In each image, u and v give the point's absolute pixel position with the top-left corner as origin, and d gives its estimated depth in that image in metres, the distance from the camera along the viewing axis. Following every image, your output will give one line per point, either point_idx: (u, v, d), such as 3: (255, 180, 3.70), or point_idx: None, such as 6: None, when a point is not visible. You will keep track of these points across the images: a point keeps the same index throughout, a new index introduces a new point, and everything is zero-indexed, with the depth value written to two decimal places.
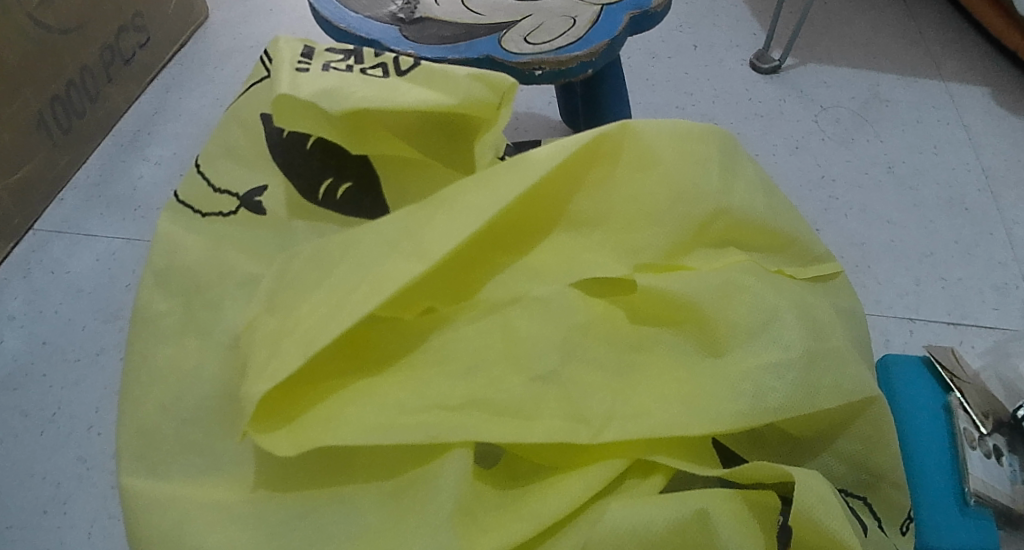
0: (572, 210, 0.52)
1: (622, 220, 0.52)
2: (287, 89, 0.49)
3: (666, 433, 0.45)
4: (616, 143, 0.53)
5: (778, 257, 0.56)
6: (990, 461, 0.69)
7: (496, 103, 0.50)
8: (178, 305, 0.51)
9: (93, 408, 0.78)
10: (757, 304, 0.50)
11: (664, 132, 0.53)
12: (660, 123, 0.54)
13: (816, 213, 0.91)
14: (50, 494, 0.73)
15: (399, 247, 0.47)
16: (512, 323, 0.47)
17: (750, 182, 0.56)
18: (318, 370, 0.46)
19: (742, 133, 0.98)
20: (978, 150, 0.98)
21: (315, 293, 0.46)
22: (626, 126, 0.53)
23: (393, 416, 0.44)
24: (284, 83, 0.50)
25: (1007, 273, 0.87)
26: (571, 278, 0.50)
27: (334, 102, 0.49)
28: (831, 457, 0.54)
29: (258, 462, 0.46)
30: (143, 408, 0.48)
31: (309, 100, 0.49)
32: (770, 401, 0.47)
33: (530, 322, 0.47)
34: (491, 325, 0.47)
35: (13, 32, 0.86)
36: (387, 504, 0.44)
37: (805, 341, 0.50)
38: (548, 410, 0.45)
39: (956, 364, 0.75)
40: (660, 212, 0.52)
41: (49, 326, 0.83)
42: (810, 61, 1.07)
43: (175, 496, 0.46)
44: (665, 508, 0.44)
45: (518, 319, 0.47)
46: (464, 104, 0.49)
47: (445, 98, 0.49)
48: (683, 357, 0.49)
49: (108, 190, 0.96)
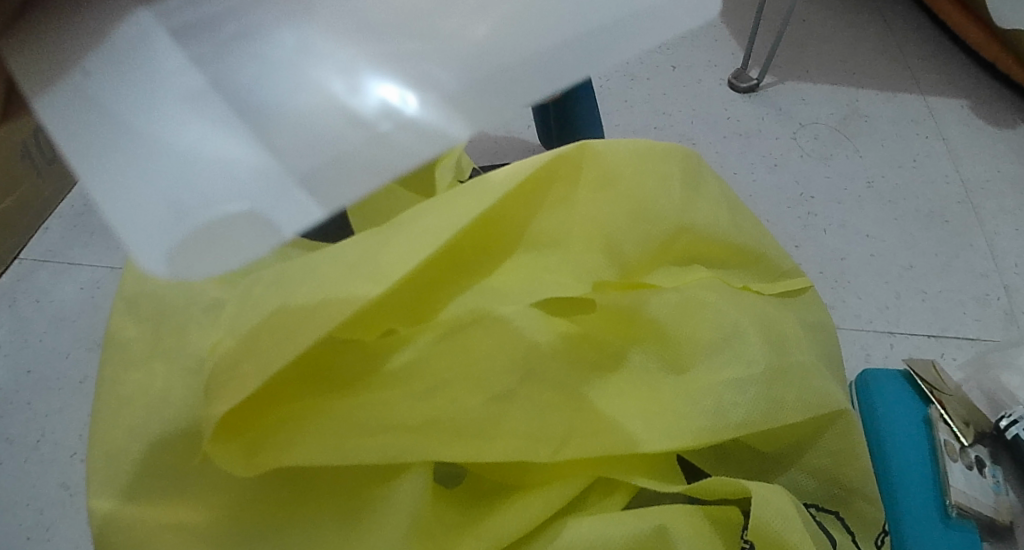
0: (531, 232, 0.53)
1: (581, 240, 0.53)
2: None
3: (625, 450, 0.46)
4: (570, 173, 0.54)
5: (744, 274, 0.58)
6: (972, 473, 0.69)
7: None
8: (146, 330, 0.52)
9: (76, 435, 0.77)
10: (718, 322, 0.51)
11: (622, 151, 0.55)
12: (618, 142, 0.56)
13: (795, 229, 0.92)
14: (33, 520, 0.72)
15: (356, 268, 0.47)
16: (469, 346, 0.47)
17: (710, 202, 0.57)
18: (281, 394, 0.47)
19: (721, 152, 0.99)
20: (957, 163, 0.99)
21: (265, 322, 0.46)
22: (584, 146, 0.54)
23: (351, 436, 0.45)
24: None
25: (988, 284, 0.88)
26: (531, 299, 0.50)
27: None
28: (801, 471, 0.53)
29: (214, 486, 0.47)
30: (108, 432, 0.49)
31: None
32: (733, 416, 0.48)
33: (485, 345, 0.47)
34: (447, 347, 0.48)
35: None
36: (345, 524, 0.45)
37: (767, 357, 0.51)
38: (507, 429, 0.46)
39: (937, 378, 0.75)
40: (622, 229, 0.53)
41: (33, 353, 0.81)
42: (789, 78, 1.08)
43: (140, 519, 0.47)
44: (621, 525, 0.45)
45: (475, 342, 0.47)
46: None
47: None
48: (647, 376, 0.50)
49: (91, 219, 0.91)
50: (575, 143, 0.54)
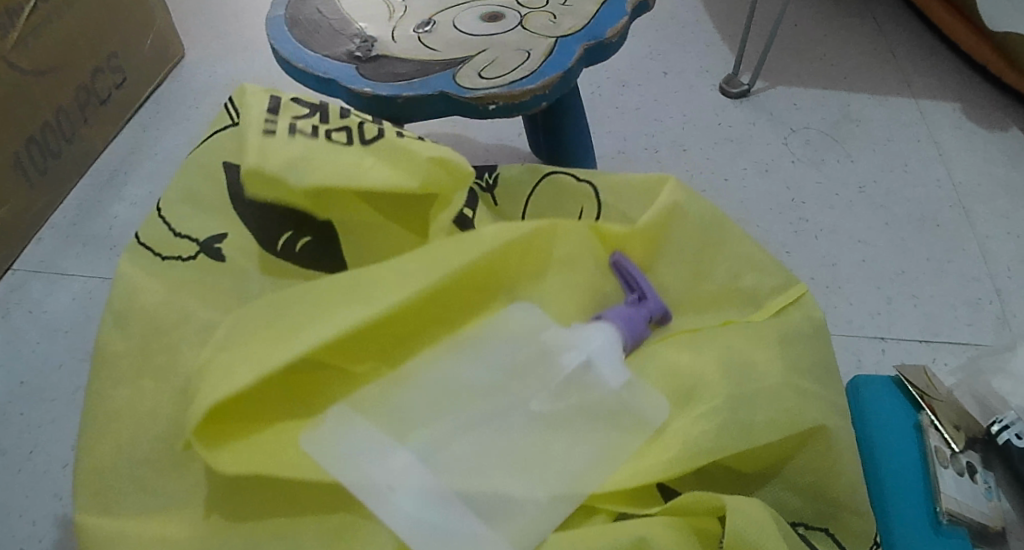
0: (517, 264, 0.55)
1: (556, 267, 0.56)
2: (255, 161, 0.52)
3: (604, 485, 0.47)
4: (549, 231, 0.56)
5: (725, 307, 0.59)
6: (963, 479, 0.69)
7: (453, 185, 0.54)
8: (133, 345, 0.53)
9: (69, 446, 0.76)
10: (688, 368, 0.53)
11: (625, 182, 0.62)
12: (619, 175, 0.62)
13: (786, 236, 0.92)
14: (26, 531, 0.71)
15: (347, 292, 0.49)
16: (450, 372, 0.50)
17: (675, 241, 0.60)
18: (261, 410, 0.47)
19: (712, 158, 0.99)
20: (950, 166, 0.99)
21: (251, 340, 0.48)
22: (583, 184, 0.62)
23: (332, 458, 0.46)
24: (252, 153, 0.52)
25: (981, 288, 0.88)
26: (503, 324, 0.53)
27: (299, 176, 0.52)
28: (785, 487, 0.53)
29: (202, 500, 0.48)
30: (96, 451, 0.50)
31: (278, 173, 0.52)
32: (707, 446, 0.49)
33: (466, 369, 0.51)
34: (431, 376, 0.50)
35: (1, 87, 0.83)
36: (328, 545, 0.46)
37: (729, 388, 0.52)
38: (487, 450, 0.48)
39: (928, 384, 0.74)
40: (592, 256, 0.57)
41: (25, 364, 0.81)
42: (780, 83, 1.08)
43: (126, 534, 0.48)
44: (602, 543, 0.45)
45: (455, 368, 0.50)
46: (426, 185, 0.53)
47: (409, 180, 0.53)
48: (626, 399, 0.51)
49: (84, 230, 0.91)
50: (574, 177, 0.62)
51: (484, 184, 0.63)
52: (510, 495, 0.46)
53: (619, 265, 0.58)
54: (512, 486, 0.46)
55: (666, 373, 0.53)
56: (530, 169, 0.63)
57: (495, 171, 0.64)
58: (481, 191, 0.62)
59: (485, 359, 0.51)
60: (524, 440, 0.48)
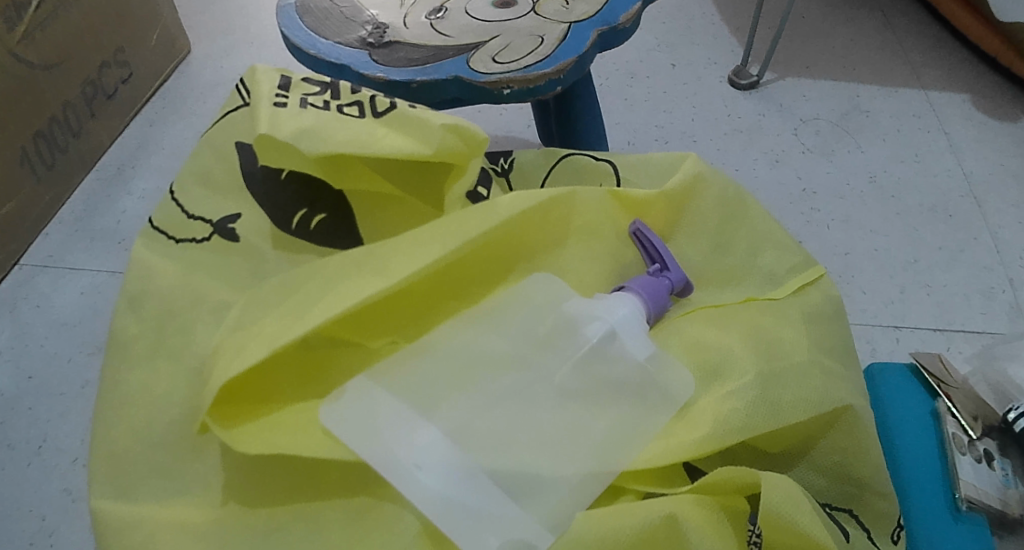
0: (532, 242, 0.55)
1: (573, 245, 0.56)
2: (267, 129, 0.51)
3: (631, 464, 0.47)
4: (568, 209, 0.55)
5: (745, 285, 0.58)
6: (981, 466, 0.67)
7: (468, 153, 0.52)
8: (148, 328, 0.52)
9: (78, 440, 0.75)
10: (710, 348, 0.53)
11: (639, 162, 0.62)
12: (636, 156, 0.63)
13: (798, 225, 0.91)
14: (36, 526, 0.70)
15: (362, 266, 0.49)
16: (468, 348, 0.50)
17: (696, 219, 0.60)
18: (277, 389, 0.48)
19: (722, 149, 0.98)
20: (960, 157, 0.99)
21: (269, 315, 0.48)
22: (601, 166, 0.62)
23: (351, 433, 0.45)
24: (264, 123, 0.51)
25: (994, 276, 0.87)
26: (521, 301, 0.53)
27: (311, 143, 0.51)
28: (809, 469, 0.53)
29: (221, 483, 0.47)
30: (112, 433, 0.49)
31: (289, 140, 0.51)
32: (734, 421, 0.48)
33: (483, 344, 0.50)
34: (449, 351, 0.50)
35: (9, 80, 0.83)
36: (349, 525, 0.45)
37: (756, 365, 0.51)
38: (507, 424, 0.47)
39: (944, 371, 0.74)
40: (607, 233, 0.57)
41: (33, 359, 0.80)
42: (788, 75, 1.08)
43: (142, 518, 0.47)
44: (631, 519, 0.44)
45: (473, 343, 0.50)
46: (440, 154, 0.52)
47: (422, 147, 0.52)
48: (648, 374, 0.51)
49: (91, 225, 0.91)
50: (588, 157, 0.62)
51: (498, 168, 0.62)
52: (539, 474, 0.46)
53: (639, 235, 0.58)
54: (540, 465, 0.46)
55: (689, 352, 0.53)
56: (545, 153, 0.63)
57: (510, 156, 0.63)
58: (496, 175, 0.62)
59: (507, 336, 0.51)
60: (550, 418, 0.48)
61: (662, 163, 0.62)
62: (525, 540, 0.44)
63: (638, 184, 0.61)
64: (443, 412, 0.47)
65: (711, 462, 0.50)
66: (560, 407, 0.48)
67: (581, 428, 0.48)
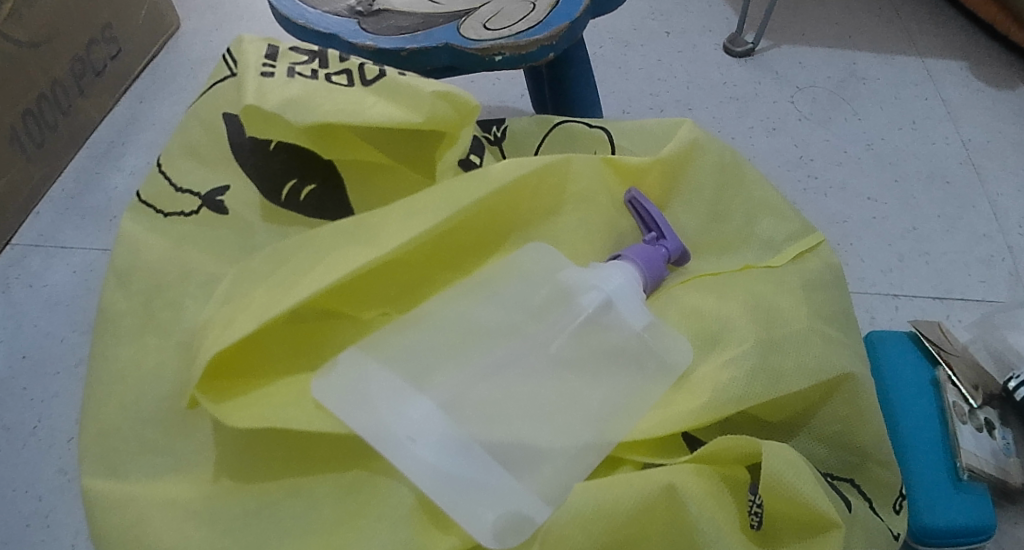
0: (525, 211, 0.54)
1: (569, 212, 0.55)
2: (253, 100, 0.50)
3: (630, 435, 0.46)
4: (562, 177, 0.54)
5: (742, 253, 0.57)
6: (982, 435, 0.66)
7: (459, 121, 0.52)
8: (138, 303, 0.51)
9: (72, 419, 0.74)
10: (708, 317, 0.52)
11: (632, 127, 0.62)
12: (631, 123, 0.62)
13: (795, 193, 0.90)
14: (32, 507, 0.69)
15: (354, 236, 0.49)
16: (461, 318, 0.49)
17: (692, 185, 0.59)
18: (267, 361, 0.47)
19: (718, 118, 0.97)
20: (957, 124, 0.98)
21: (259, 287, 0.47)
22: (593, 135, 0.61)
23: (342, 408, 0.44)
24: (250, 93, 0.50)
25: (993, 245, 0.86)
26: (514, 270, 0.52)
27: (300, 113, 0.50)
28: (810, 438, 0.52)
29: (215, 459, 0.46)
30: (103, 409, 0.49)
31: (276, 112, 0.50)
32: (731, 391, 0.48)
33: (476, 313, 0.49)
34: (441, 323, 0.49)
35: None
36: (343, 500, 0.45)
37: (756, 332, 0.50)
38: (502, 394, 0.46)
39: (943, 339, 0.72)
40: (602, 200, 0.56)
41: (26, 339, 0.79)
42: (784, 43, 1.07)
43: (133, 496, 0.46)
44: (630, 487, 0.43)
45: (466, 312, 0.49)
46: (430, 121, 0.51)
47: (412, 116, 0.51)
48: (646, 344, 0.50)
49: (83, 203, 0.89)
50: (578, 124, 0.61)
51: (492, 136, 0.61)
52: (534, 445, 0.45)
53: (635, 203, 0.57)
54: (534, 436, 0.45)
55: (686, 320, 0.52)
56: (538, 121, 0.62)
57: (503, 123, 0.62)
58: (489, 143, 0.61)
59: (499, 305, 0.50)
60: (546, 388, 0.47)
61: (657, 130, 0.61)
62: (522, 512, 0.43)
63: (633, 151, 0.61)
64: (436, 383, 0.46)
65: (710, 432, 0.49)
66: (555, 377, 0.47)
67: (576, 399, 0.47)
